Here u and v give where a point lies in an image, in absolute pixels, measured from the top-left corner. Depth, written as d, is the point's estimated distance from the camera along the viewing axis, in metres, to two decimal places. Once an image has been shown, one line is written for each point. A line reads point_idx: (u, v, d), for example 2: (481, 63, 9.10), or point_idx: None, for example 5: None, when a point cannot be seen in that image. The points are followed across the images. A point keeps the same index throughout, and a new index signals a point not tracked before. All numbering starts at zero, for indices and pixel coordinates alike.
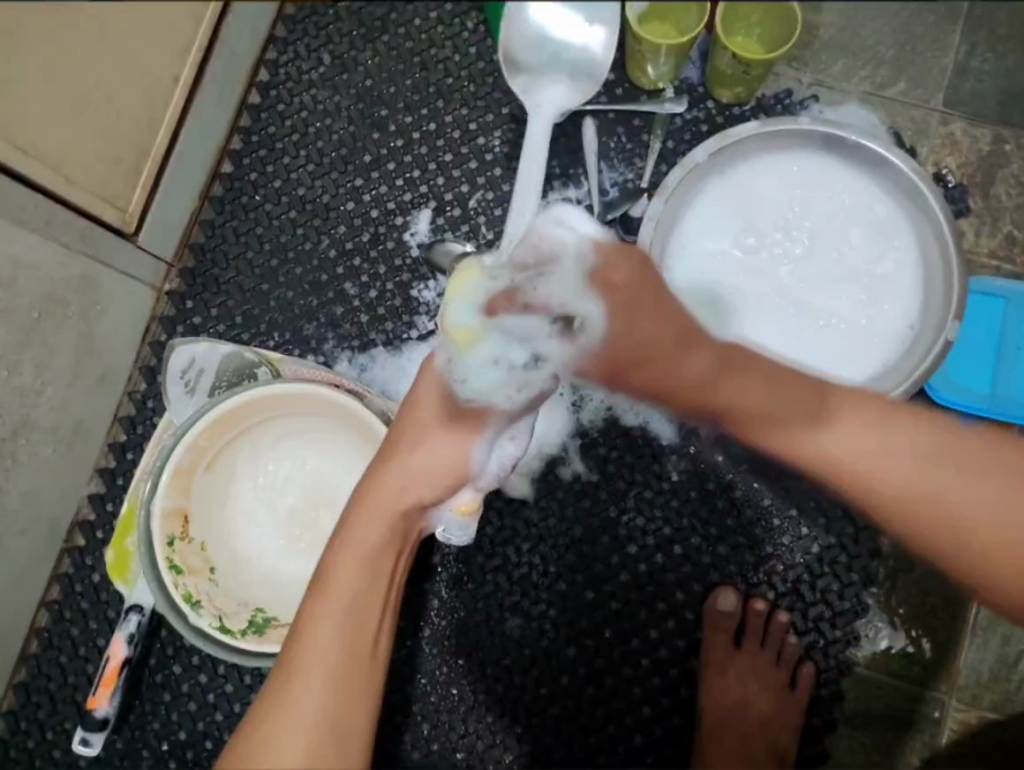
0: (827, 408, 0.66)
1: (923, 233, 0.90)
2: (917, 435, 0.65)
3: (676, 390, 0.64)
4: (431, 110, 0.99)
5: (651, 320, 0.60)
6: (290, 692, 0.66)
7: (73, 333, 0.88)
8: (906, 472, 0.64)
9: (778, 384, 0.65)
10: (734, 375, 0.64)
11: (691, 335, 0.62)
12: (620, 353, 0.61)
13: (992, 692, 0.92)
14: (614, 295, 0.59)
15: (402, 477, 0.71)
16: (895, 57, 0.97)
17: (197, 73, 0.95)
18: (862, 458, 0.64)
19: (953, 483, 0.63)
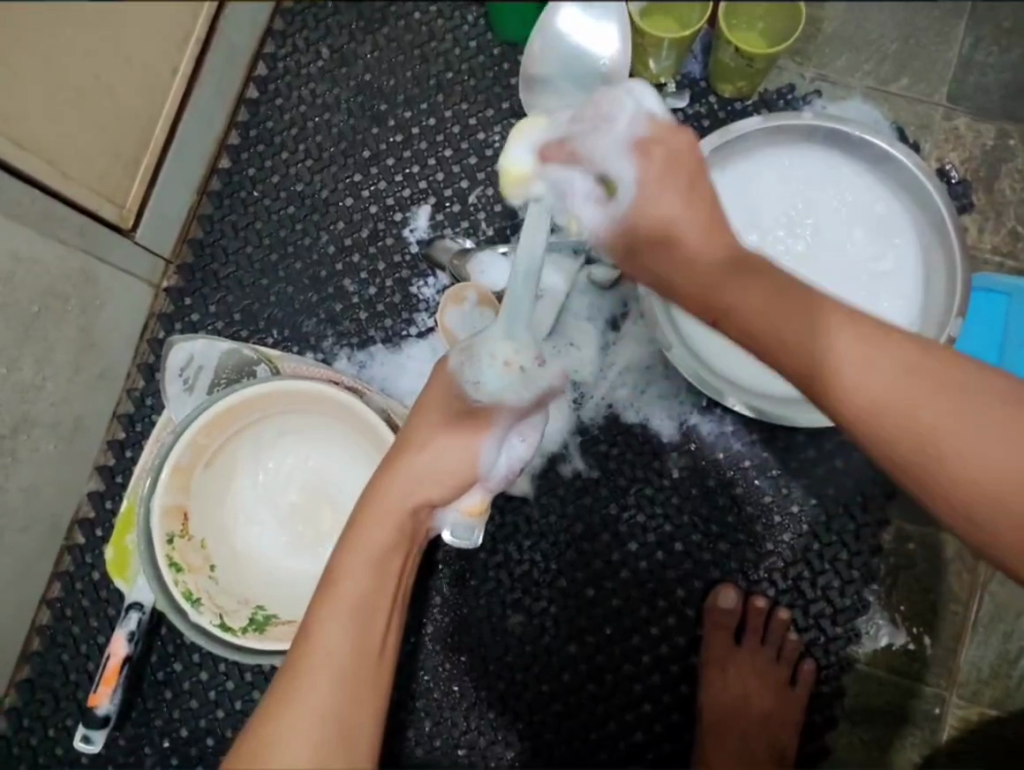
0: (833, 315, 0.55)
1: (925, 229, 0.89)
2: (929, 360, 0.53)
3: (683, 283, 0.58)
4: (431, 104, 0.98)
5: (671, 196, 0.57)
6: (296, 694, 0.62)
7: (72, 330, 0.88)
8: (907, 397, 0.52)
9: (778, 291, 0.55)
10: (733, 276, 0.56)
11: (709, 229, 0.57)
12: (647, 219, 0.57)
13: (992, 689, 0.92)
14: (649, 163, 0.57)
15: (410, 484, 0.70)
16: (899, 51, 0.96)
17: (195, 66, 0.94)
18: (863, 372, 0.53)
19: (970, 416, 0.52)
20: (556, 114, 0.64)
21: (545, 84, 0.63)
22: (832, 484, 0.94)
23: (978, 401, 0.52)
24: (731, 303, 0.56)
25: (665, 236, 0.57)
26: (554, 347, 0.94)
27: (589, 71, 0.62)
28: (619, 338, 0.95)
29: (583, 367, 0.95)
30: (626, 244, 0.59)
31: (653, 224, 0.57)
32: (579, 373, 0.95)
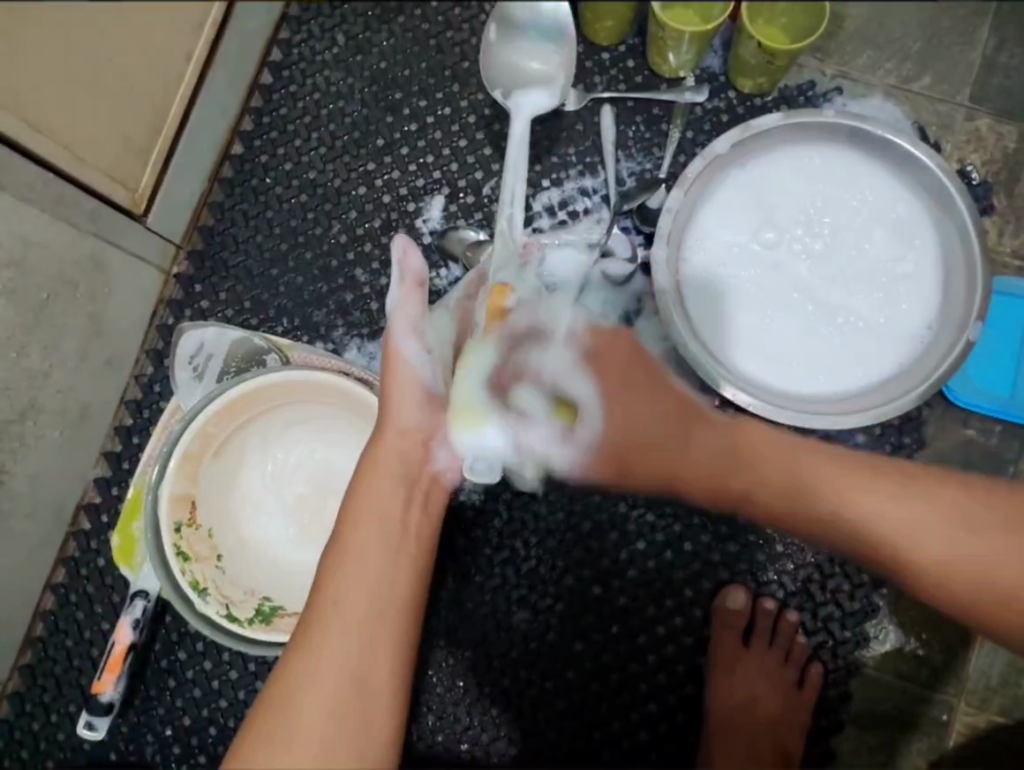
0: (835, 474, 0.74)
1: (946, 232, 0.88)
2: (920, 494, 0.72)
3: (705, 481, 0.79)
4: (447, 94, 0.97)
5: (633, 410, 0.80)
6: (319, 643, 0.67)
7: (82, 315, 0.87)
8: (917, 528, 0.71)
9: (783, 452, 0.76)
10: (745, 459, 0.77)
11: (692, 425, 0.80)
12: (620, 438, 0.80)
13: (1001, 696, 0.91)
14: (600, 383, 0.80)
15: (399, 437, 0.74)
16: (922, 50, 0.95)
17: (210, 51, 0.93)
18: (873, 520, 0.72)
19: (962, 540, 0.70)
20: (517, 94, 0.81)
21: (512, 62, 0.80)
22: None
23: (964, 522, 0.70)
24: (760, 493, 0.77)
25: (654, 446, 0.79)
26: None
27: (550, 37, 0.78)
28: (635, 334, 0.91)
29: None
30: (613, 464, 0.81)
31: (634, 440, 0.80)
32: None
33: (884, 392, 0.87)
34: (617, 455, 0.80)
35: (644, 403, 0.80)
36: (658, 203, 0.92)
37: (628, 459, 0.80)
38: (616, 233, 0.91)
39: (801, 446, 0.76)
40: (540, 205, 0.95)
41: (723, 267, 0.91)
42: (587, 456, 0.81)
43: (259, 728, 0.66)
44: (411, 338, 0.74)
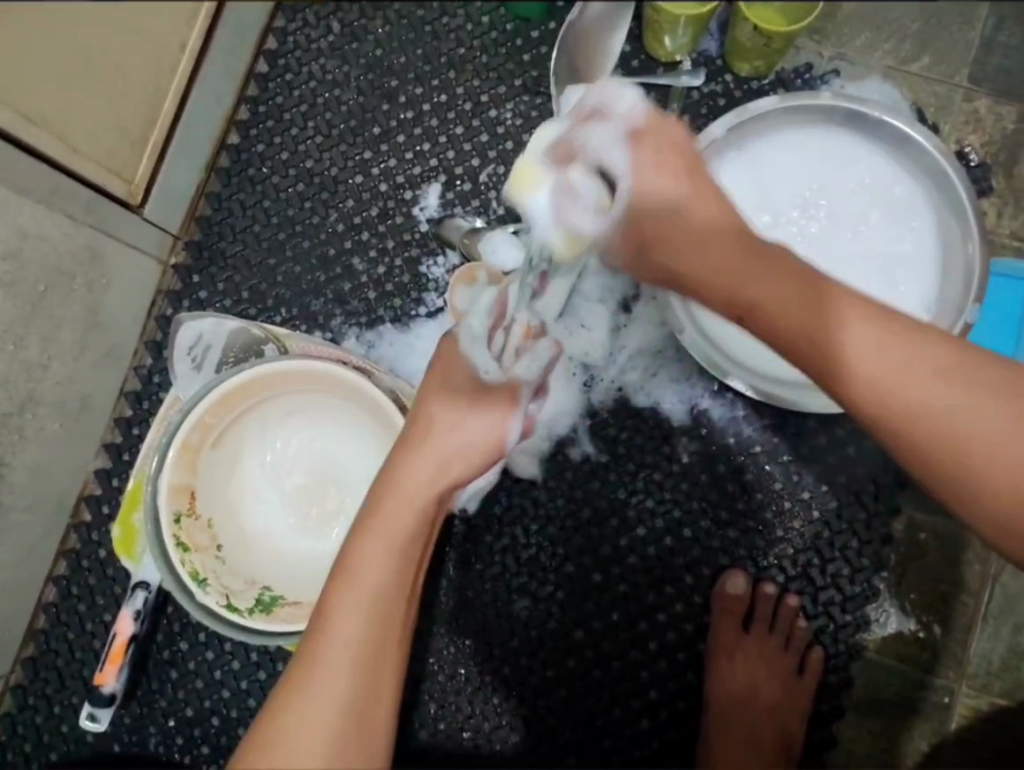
0: (847, 310, 0.59)
1: (944, 214, 0.88)
2: (935, 348, 0.57)
3: (707, 283, 0.66)
4: (443, 81, 0.97)
5: (663, 179, 0.69)
6: (316, 673, 0.63)
7: (79, 307, 0.87)
8: (925, 380, 0.56)
9: (801, 283, 0.61)
10: (765, 276, 0.63)
11: (707, 209, 0.68)
12: (642, 218, 0.69)
13: (1002, 680, 0.91)
14: (642, 150, 0.70)
15: (435, 464, 0.72)
16: (919, 31, 0.94)
17: (203, 43, 0.92)
18: (863, 355, 0.58)
19: (962, 399, 0.55)
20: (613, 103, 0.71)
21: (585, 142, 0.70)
22: (844, 472, 0.93)
23: (958, 371, 0.56)
24: (767, 311, 0.62)
25: (676, 216, 0.68)
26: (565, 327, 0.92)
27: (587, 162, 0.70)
28: (632, 320, 0.93)
29: (594, 349, 0.93)
30: (637, 242, 0.70)
31: (657, 213, 0.69)
32: (590, 354, 0.93)
33: None
34: (643, 236, 0.70)
35: (678, 181, 0.69)
36: None
37: (650, 242, 0.69)
38: None
39: (815, 279, 0.61)
40: None
41: None
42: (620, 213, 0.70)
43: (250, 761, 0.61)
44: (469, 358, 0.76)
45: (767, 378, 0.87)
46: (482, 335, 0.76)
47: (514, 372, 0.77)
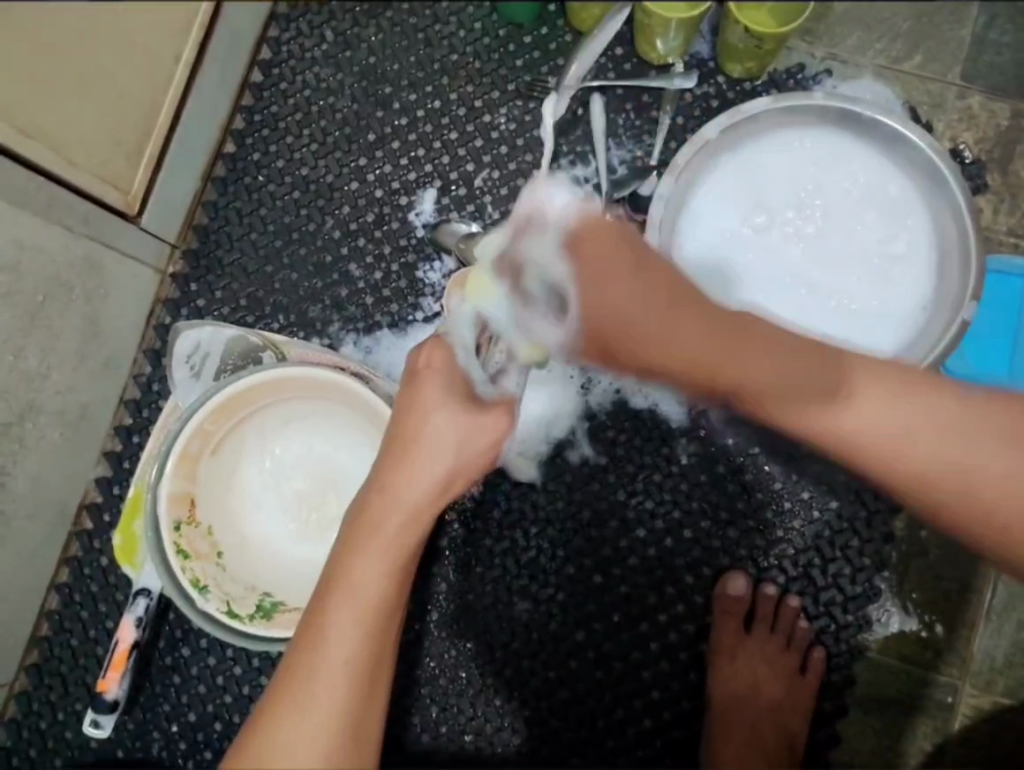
0: (852, 380, 0.63)
1: (939, 212, 0.88)
2: (934, 408, 0.64)
3: (681, 375, 0.58)
4: (436, 87, 0.97)
5: (609, 285, 0.51)
6: (305, 691, 0.63)
7: (78, 316, 0.87)
8: (924, 441, 0.63)
9: (793, 356, 0.60)
10: (737, 348, 0.57)
11: (689, 313, 0.54)
12: (604, 328, 0.52)
13: (1006, 677, 0.91)
14: (576, 259, 0.51)
15: (427, 477, 0.69)
16: (911, 29, 0.94)
17: (197, 54, 0.93)
18: (867, 426, 0.63)
19: (959, 447, 0.63)
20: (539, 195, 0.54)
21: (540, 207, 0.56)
22: (843, 470, 0.92)
23: (954, 426, 0.63)
24: (757, 396, 0.60)
25: (640, 333, 0.52)
26: None
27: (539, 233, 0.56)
28: None
29: None
30: (593, 347, 0.57)
31: (617, 325, 0.52)
32: None
33: None
34: (593, 339, 0.55)
35: (642, 272, 0.52)
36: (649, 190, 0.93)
37: (604, 346, 0.54)
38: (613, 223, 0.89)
39: (799, 352, 0.61)
40: None
41: (717, 252, 0.91)
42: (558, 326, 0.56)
43: (245, 757, 0.63)
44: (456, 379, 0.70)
45: None
46: (474, 349, 0.67)
47: (503, 385, 0.71)
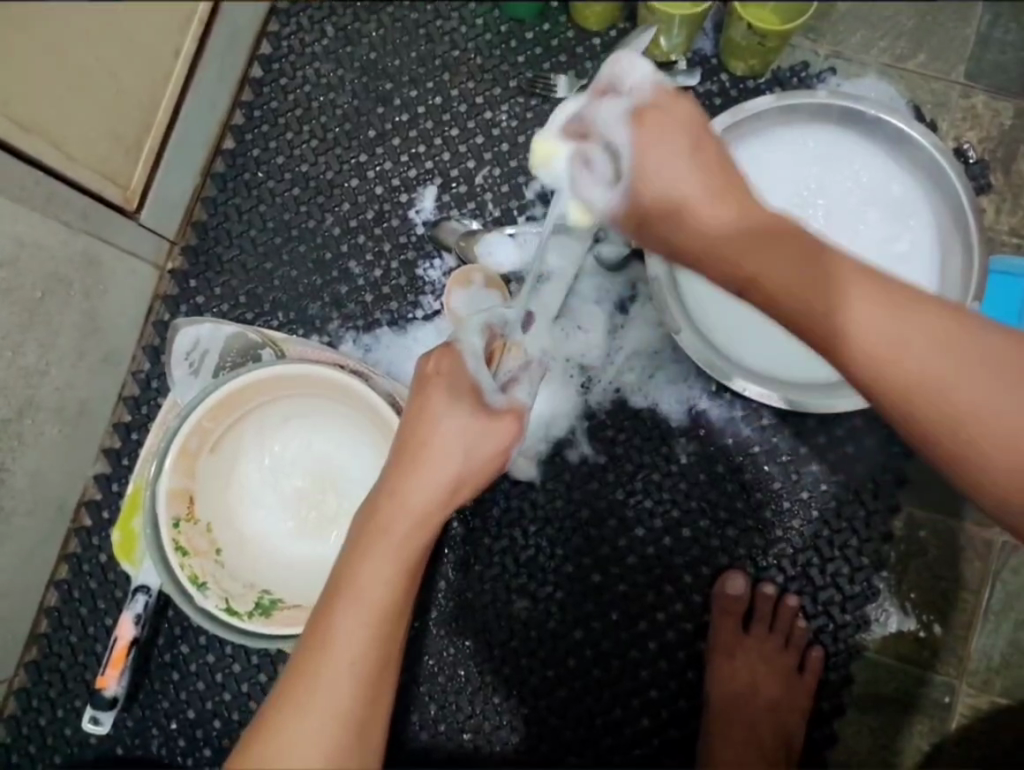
0: (852, 283, 0.55)
1: (942, 212, 0.87)
2: (943, 323, 0.54)
3: (706, 260, 0.59)
4: (437, 83, 0.96)
5: (667, 157, 0.59)
6: (314, 692, 0.62)
7: (77, 313, 0.87)
8: (936, 361, 0.53)
9: (803, 257, 0.56)
10: (755, 246, 0.56)
11: (721, 197, 0.58)
12: (643, 190, 0.60)
13: (1003, 678, 0.91)
14: (649, 123, 0.60)
15: (434, 479, 0.68)
16: (916, 27, 0.94)
17: (197, 48, 0.92)
18: (870, 331, 0.54)
19: (968, 377, 0.53)
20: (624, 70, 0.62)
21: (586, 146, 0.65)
22: (843, 471, 0.92)
23: (961, 346, 0.54)
24: (758, 284, 0.57)
25: (678, 206, 0.58)
26: (560, 331, 0.93)
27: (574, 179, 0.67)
28: (628, 323, 0.94)
29: (592, 352, 0.93)
30: (632, 221, 0.62)
31: (660, 186, 0.59)
32: (588, 357, 0.93)
33: None
34: (637, 208, 0.60)
35: (683, 156, 0.59)
36: None
37: (641, 215, 0.60)
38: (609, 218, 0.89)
39: (809, 252, 0.56)
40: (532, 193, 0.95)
41: None
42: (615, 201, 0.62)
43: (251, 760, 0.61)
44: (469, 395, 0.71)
45: (766, 379, 0.87)
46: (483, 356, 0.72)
47: (514, 395, 0.74)
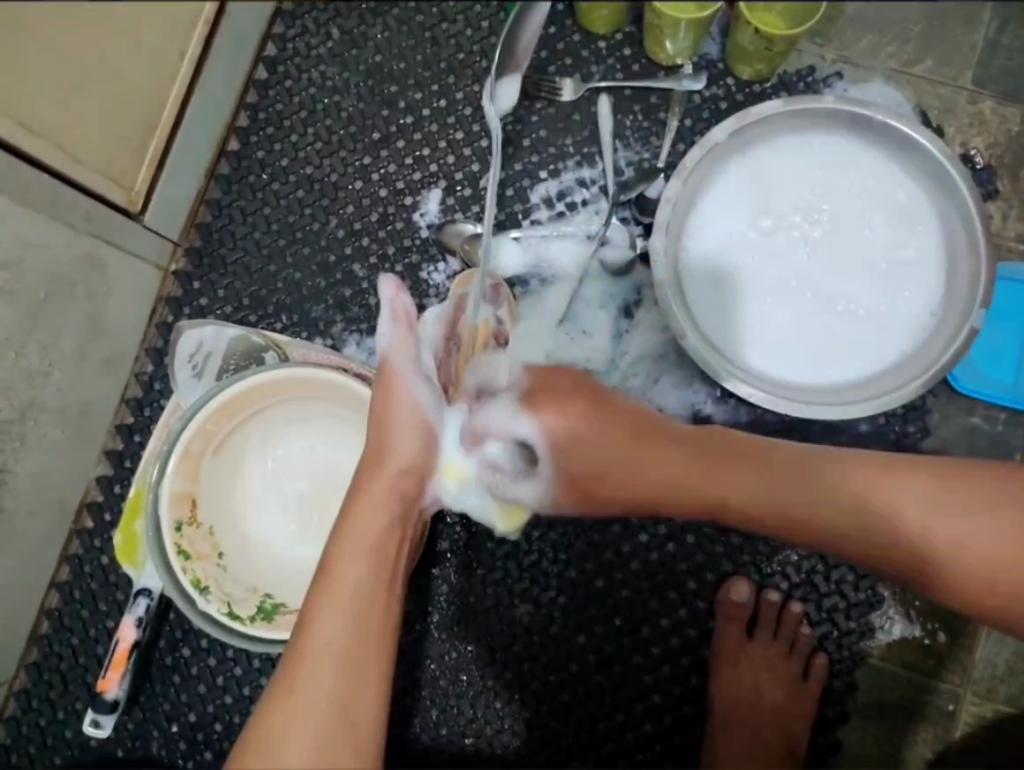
0: (837, 473, 0.71)
1: (949, 218, 0.87)
2: (917, 482, 0.71)
3: (663, 497, 0.72)
4: (442, 86, 0.96)
5: (587, 430, 0.69)
6: (298, 678, 0.66)
7: (80, 314, 0.87)
8: (915, 515, 0.71)
9: (776, 466, 0.72)
10: (723, 468, 0.71)
11: (637, 443, 0.70)
12: (582, 465, 0.70)
13: (1008, 686, 0.91)
14: (547, 412, 0.68)
15: (395, 469, 0.72)
16: (923, 32, 0.93)
17: (203, 49, 0.92)
18: (863, 503, 0.71)
19: (953, 525, 0.70)
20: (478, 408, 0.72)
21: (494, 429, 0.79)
22: None
23: (933, 508, 0.71)
24: (735, 501, 0.72)
25: (616, 465, 0.70)
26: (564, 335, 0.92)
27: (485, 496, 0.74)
28: (633, 327, 0.93)
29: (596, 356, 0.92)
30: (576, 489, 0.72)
31: (590, 462, 0.70)
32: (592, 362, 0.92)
33: (886, 380, 0.86)
34: (576, 478, 0.71)
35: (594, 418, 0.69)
36: (655, 194, 0.92)
37: (589, 484, 0.71)
38: (612, 223, 0.91)
39: (765, 453, 0.72)
40: (538, 196, 0.94)
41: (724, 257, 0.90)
42: (549, 484, 0.71)
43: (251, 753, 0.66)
44: (414, 373, 0.73)
45: (772, 385, 0.86)
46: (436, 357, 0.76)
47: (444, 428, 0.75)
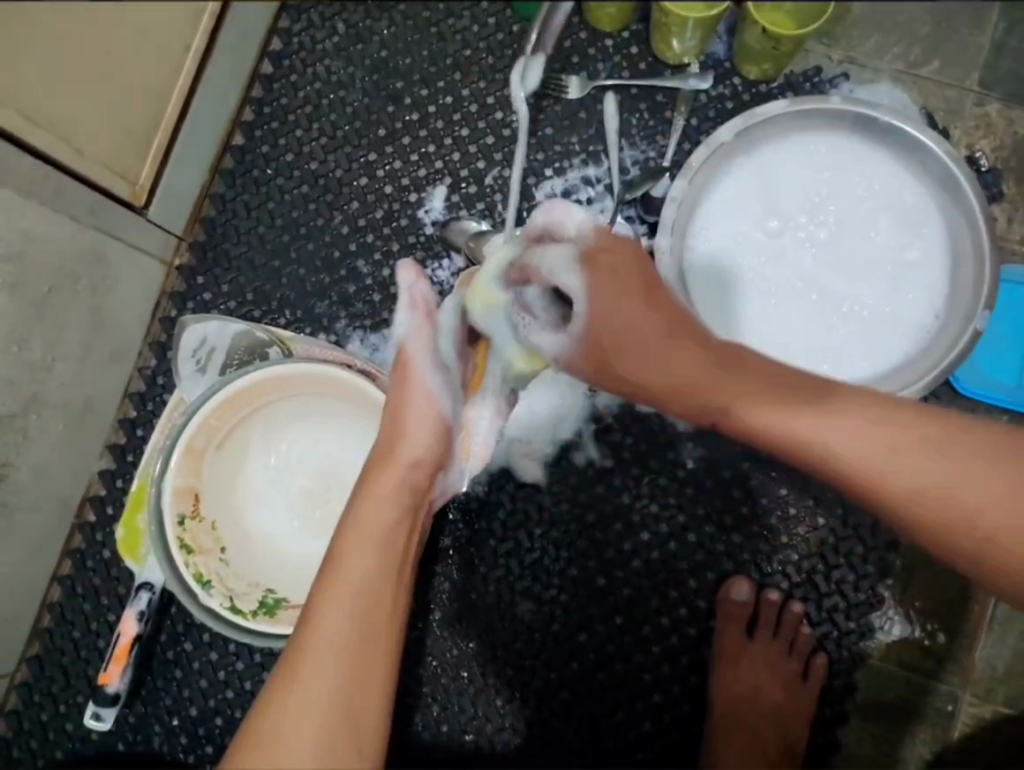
0: (838, 400, 0.64)
1: (954, 220, 0.87)
2: (930, 429, 0.62)
3: (671, 393, 0.67)
4: (448, 82, 0.96)
5: (621, 308, 0.65)
6: (304, 671, 0.65)
7: (84, 308, 0.87)
8: (914, 465, 0.61)
9: (777, 382, 0.65)
10: (729, 377, 0.65)
11: (664, 336, 0.66)
12: (602, 337, 0.66)
13: (1006, 687, 0.91)
14: (600, 272, 0.65)
15: (405, 462, 0.72)
16: (930, 34, 0.93)
17: (208, 43, 0.93)
18: (857, 445, 0.62)
19: (946, 475, 0.60)
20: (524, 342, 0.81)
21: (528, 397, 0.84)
22: None
23: (940, 454, 0.61)
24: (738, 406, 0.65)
25: (639, 347, 0.66)
26: None
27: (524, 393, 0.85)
28: None
29: None
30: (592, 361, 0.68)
31: (617, 337, 0.66)
32: None
33: (890, 381, 0.86)
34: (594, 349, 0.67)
35: (633, 302, 0.66)
36: (660, 192, 0.91)
37: (603, 355, 0.67)
38: (617, 222, 0.91)
39: (791, 377, 0.65)
40: (543, 194, 0.94)
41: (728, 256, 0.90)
42: None
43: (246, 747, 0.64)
44: (431, 368, 0.74)
45: None
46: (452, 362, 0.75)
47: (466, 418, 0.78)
